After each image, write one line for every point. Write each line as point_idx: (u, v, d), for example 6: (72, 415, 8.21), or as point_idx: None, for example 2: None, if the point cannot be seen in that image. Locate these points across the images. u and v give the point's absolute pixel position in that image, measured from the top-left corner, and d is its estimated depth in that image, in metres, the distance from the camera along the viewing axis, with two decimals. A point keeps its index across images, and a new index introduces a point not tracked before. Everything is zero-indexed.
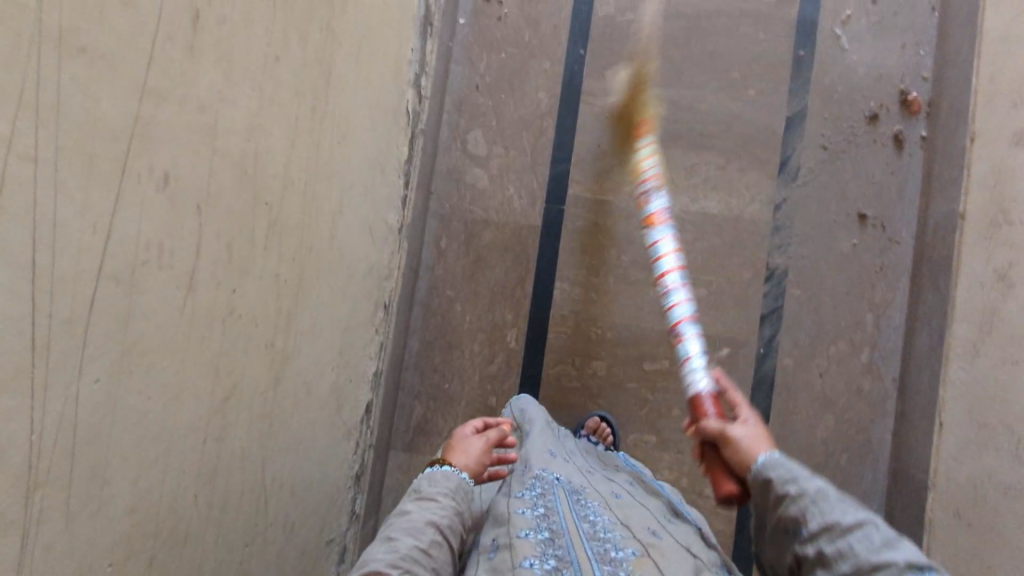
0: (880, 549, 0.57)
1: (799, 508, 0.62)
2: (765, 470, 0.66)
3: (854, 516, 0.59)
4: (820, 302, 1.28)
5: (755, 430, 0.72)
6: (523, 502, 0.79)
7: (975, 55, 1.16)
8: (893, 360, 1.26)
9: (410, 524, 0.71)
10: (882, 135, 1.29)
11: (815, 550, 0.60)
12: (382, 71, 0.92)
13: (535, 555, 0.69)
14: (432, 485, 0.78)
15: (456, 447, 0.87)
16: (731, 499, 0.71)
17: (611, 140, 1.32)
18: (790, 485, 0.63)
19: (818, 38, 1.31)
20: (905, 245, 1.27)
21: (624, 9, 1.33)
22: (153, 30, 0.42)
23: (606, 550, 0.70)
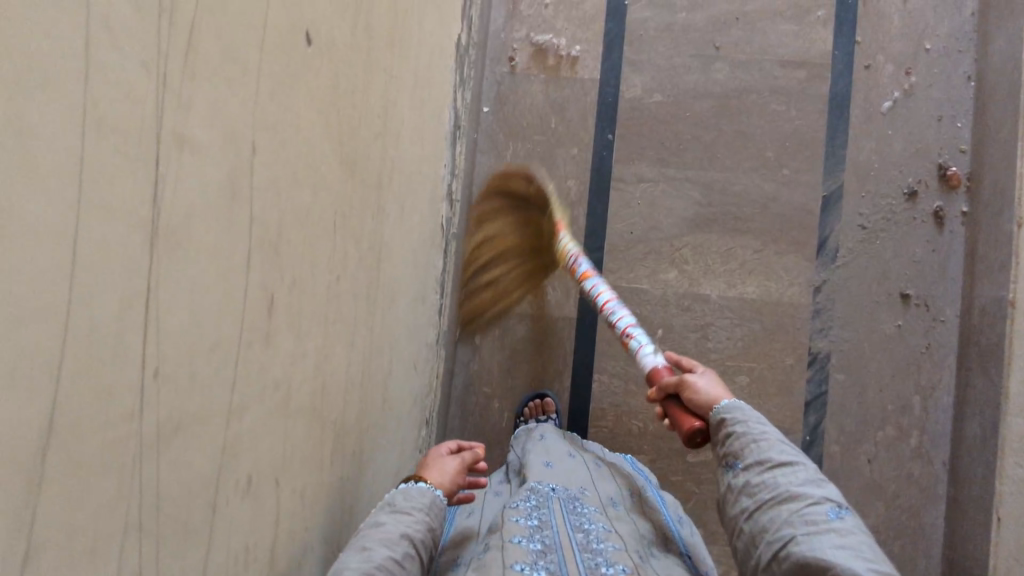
0: (805, 483, 0.66)
1: (743, 445, 0.70)
2: (723, 413, 0.73)
3: (788, 456, 0.69)
4: (865, 385, 1.26)
5: (713, 378, 0.79)
6: (518, 512, 0.81)
7: (1020, 135, 1.13)
8: (942, 444, 1.24)
9: (383, 536, 0.64)
10: (922, 213, 1.25)
11: (745, 481, 0.69)
12: (422, 207, 0.90)
13: (526, 561, 0.71)
14: (404, 497, 0.71)
15: (430, 466, 0.77)
16: (695, 438, 0.75)
17: (645, 227, 1.29)
18: (737, 424, 0.72)
19: (853, 113, 1.28)
20: (950, 325, 1.25)
21: (652, 91, 1.30)
22: (236, 350, 0.39)
23: (597, 564, 0.71)
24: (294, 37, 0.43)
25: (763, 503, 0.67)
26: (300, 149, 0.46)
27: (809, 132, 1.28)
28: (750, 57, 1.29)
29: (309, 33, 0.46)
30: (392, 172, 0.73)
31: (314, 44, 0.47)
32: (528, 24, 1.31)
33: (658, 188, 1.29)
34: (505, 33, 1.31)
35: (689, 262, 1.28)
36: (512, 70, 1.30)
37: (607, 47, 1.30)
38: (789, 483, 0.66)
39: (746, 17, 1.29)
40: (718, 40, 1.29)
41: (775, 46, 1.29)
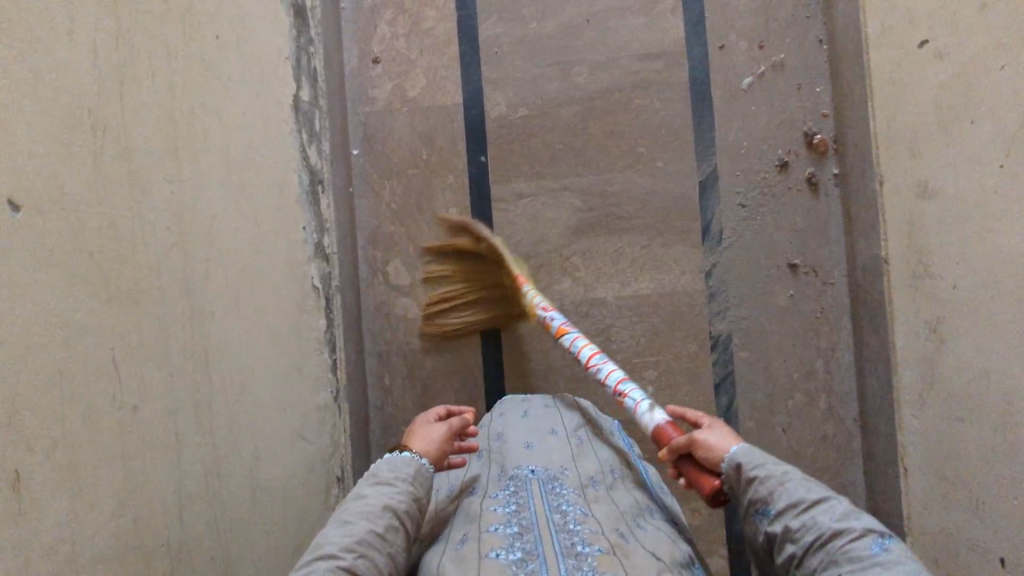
0: (842, 518, 0.62)
1: (770, 487, 0.66)
2: (737, 460, 0.71)
3: (818, 492, 0.65)
4: (769, 358, 1.28)
5: (722, 431, 0.76)
6: (497, 502, 0.79)
7: (869, 98, 1.15)
8: (851, 402, 1.26)
9: (366, 508, 0.69)
10: (796, 181, 1.28)
11: (783, 527, 0.64)
12: (274, 282, 0.90)
13: (502, 546, 0.70)
14: (389, 469, 0.75)
15: (419, 433, 0.84)
16: (718, 496, 0.74)
17: (532, 242, 1.29)
18: (758, 469, 0.68)
19: (715, 95, 1.29)
20: (840, 286, 1.27)
21: (516, 106, 1.30)
22: None
23: (572, 545, 0.69)
24: None
25: (807, 546, 0.62)
26: (22, 318, 0.47)
27: (675, 121, 1.29)
28: (606, 57, 1.30)
29: (15, 200, 0.47)
30: (211, 270, 0.73)
31: (26, 209, 0.48)
32: (383, 61, 1.30)
33: (538, 202, 1.29)
34: (362, 73, 1.30)
35: (580, 269, 1.29)
36: (375, 108, 1.30)
37: (465, 69, 1.30)
38: (827, 521, 0.62)
39: (595, 18, 1.30)
40: (573, 45, 1.30)
41: (629, 41, 1.30)
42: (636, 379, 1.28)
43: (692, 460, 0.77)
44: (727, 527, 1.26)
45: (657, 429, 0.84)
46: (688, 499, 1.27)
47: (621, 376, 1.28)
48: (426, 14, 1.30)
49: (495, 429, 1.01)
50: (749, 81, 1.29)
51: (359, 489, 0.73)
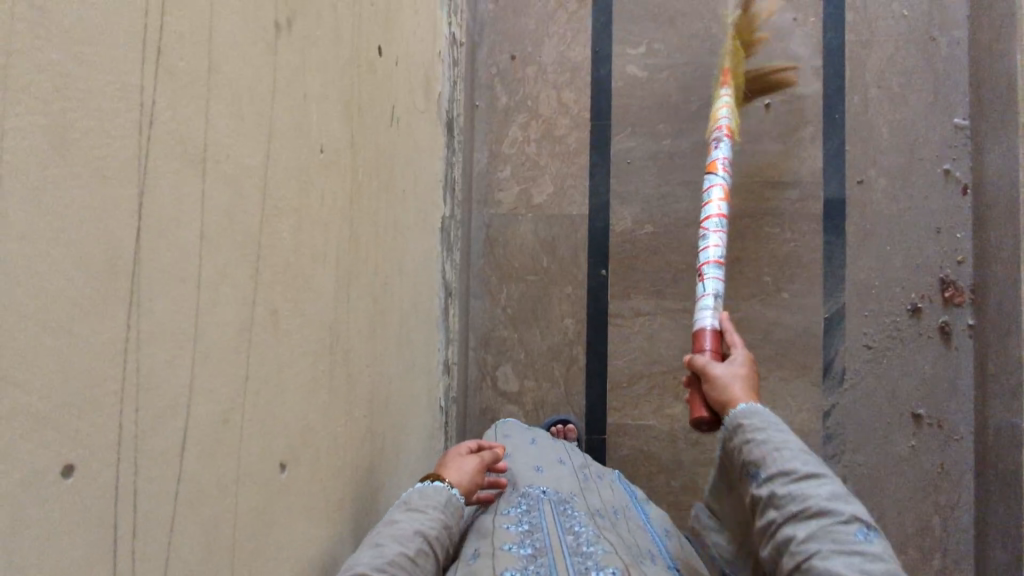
0: (830, 499, 0.61)
1: (766, 454, 0.66)
2: (739, 418, 0.69)
3: (812, 466, 0.64)
4: (883, 508, 1.23)
5: (739, 371, 0.74)
6: (508, 518, 0.77)
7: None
8: (966, 565, 1.21)
9: (394, 530, 0.63)
10: (928, 328, 1.23)
11: (769, 494, 0.64)
12: (420, 418, 0.89)
13: (517, 566, 0.67)
14: (420, 497, 0.69)
15: (451, 463, 0.75)
16: (703, 425, 0.75)
17: (646, 361, 1.27)
18: (758, 432, 0.67)
19: (849, 230, 1.26)
20: (966, 441, 1.22)
21: (643, 222, 1.28)
22: None
23: (586, 568, 0.66)
24: (270, 493, 0.42)
25: (790, 514, 0.62)
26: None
27: (805, 253, 1.26)
28: (739, 180, 1.27)
29: (283, 459, 0.45)
30: (384, 435, 0.72)
31: (289, 464, 0.46)
32: (512, 164, 1.30)
33: (656, 321, 1.27)
34: (490, 174, 1.30)
35: None
36: (499, 211, 1.29)
37: (594, 180, 1.29)
38: (815, 496, 0.61)
39: (732, 140, 1.28)
40: (706, 165, 1.28)
41: (764, 167, 1.27)
42: None
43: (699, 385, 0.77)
44: None
45: (701, 332, 0.85)
46: None
47: None
48: (559, 119, 1.30)
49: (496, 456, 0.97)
50: (949, 165, 1.25)
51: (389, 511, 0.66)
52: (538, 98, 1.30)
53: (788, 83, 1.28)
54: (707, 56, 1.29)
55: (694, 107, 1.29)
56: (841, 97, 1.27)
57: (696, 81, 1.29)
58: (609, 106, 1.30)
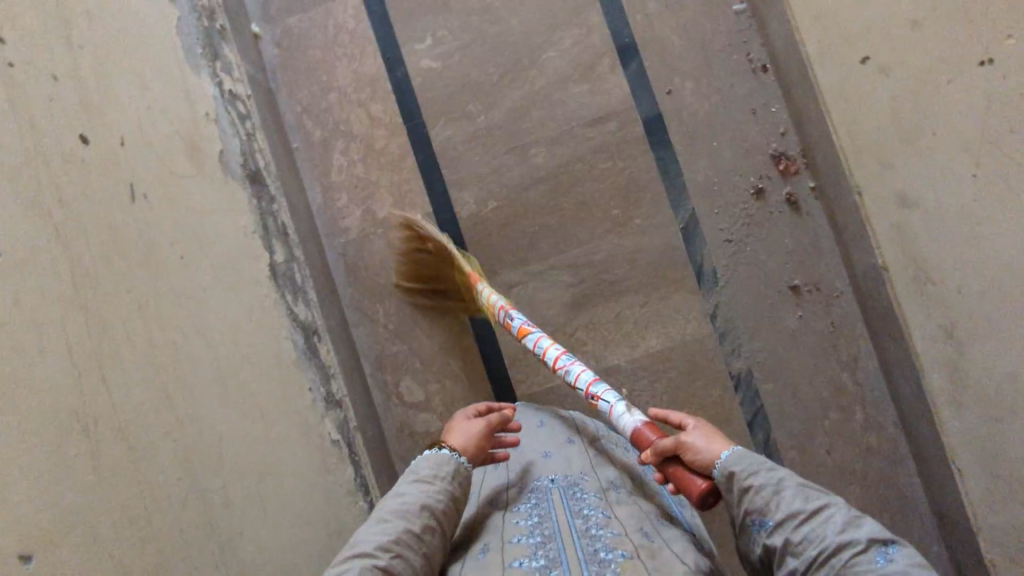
0: (842, 529, 0.61)
1: (766, 501, 0.66)
2: (728, 468, 0.70)
3: (816, 501, 0.64)
4: (795, 383, 1.27)
5: (707, 432, 0.75)
6: (519, 514, 0.81)
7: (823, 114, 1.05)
8: (887, 408, 1.24)
9: (403, 507, 0.73)
10: (776, 204, 1.27)
11: (782, 539, 0.64)
12: (295, 460, 0.91)
13: (525, 555, 0.72)
14: (430, 466, 0.79)
15: (457, 429, 0.87)
16: (708, 497, 0.72)
17: (533, 327, 1.29)
18: (752, 475, 0.68)
19: (674, 141, 1.30)
20: (847, 296, 1.25)
21: (485, 200, 1.31)
22: None
23: (595, 551, 0.70)
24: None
25: (810, 560, 0.61)
26: None
27: (642, 176, 1.30)
28: (559, 131, 1.31)
29: (24, 553, 0.54)
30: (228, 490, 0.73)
31: (36, 553, 0.55)
32: (346, 190, 1.32)
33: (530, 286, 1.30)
34: (331, 206, 1.32)
35: (586, 341, 1.29)
36: (350, 238, 1.32)
37: (427, 178, 1.32)
38: (828, 532, 0.61)
39: (539, 95, 1.31)
40: (524, 128, 1.31)
41: (577, 110, 1.31)
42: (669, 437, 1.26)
43: (677, 463, 0.75)
44: None
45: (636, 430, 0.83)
46: None
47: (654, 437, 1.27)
48: (376, 134, 1.33)
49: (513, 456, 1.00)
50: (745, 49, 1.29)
51: (406, 483, 0.76)
52: (349, 121, 1.33)
53: (573, 24, 1.31)
54: (489, 27, 1.32)
55: (495, 78, 1.31)
56: (624, 21, 1.31)
57: (488, 53, 1.32)
58: (417, 104, 1.33)
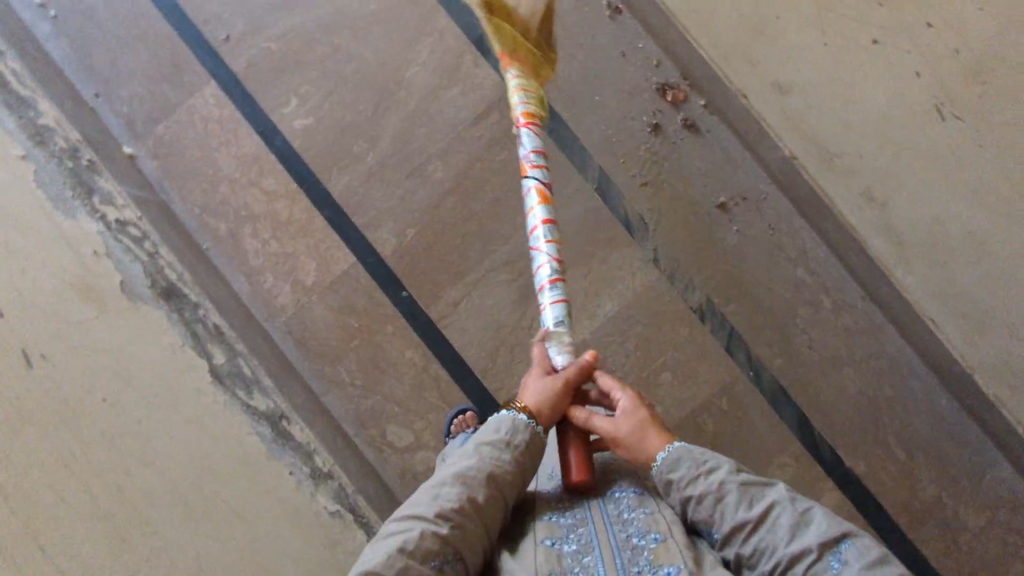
0: (793, 535, 0.70)
1: (710, 509, 0.74)
2: (666, 476, 0.77)
3: (760, 507, 0.72)
4: (758, 293, 1.26)
5: (630, 419, 0.83)
6: (550, 497, 0.82)
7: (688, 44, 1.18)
8: (850, 284, 1.24)
9: (462, 472, 0.74)
10: (676, 133, 1.27)
11: (735, 552, 0.72)
12: None
13: (557, 535, 0.74)
14: (501, 428, 0.79)
15: (530, 388, 0.86)
16: (578, 488, 0.81)
17: (492, 333, 1.29)
18: (694, 487, 0.75)
19: (559, 109, 1.29)
20: (774, 194, 1.25)
21: (403, 231, 1.30)
22: None
23: (629, 537, 0.73)
24: None
25: (764, 568, 0.70)
26: None
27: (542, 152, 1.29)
28: (448, 140, 1.30)
29: None
30: None
31: None
32: (268, 269, 1.31)
33: (475, 296, 1.29)
34: (258, 289, 1.30)
35: (545, 328, 1.27)
36: (288, 313, 1.30)
37: (341, 230, 1.31)
38: (779, 542, 0.70)
39: (417, 113, 1.31)
40: (414, 149, 1.31)
41: (457, 114, 1.30)
42: (658, 389, 1.25)
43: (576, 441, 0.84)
44: (820, 462, 1.23)
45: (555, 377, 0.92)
46: (772, 461, 1.23)
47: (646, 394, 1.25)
48: (277, 206, 1.32)
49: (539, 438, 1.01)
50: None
51: (482, 446, 0.77)
52: (247, 203, 1.32)
53: (424, 36, 1.31)
54: (346, 66, 1.32)
55: (369, 112, 1.31)
56: (470, 14, 1.31)
57: (355, 91, 1.31)
58: (305, 164, 1.32)
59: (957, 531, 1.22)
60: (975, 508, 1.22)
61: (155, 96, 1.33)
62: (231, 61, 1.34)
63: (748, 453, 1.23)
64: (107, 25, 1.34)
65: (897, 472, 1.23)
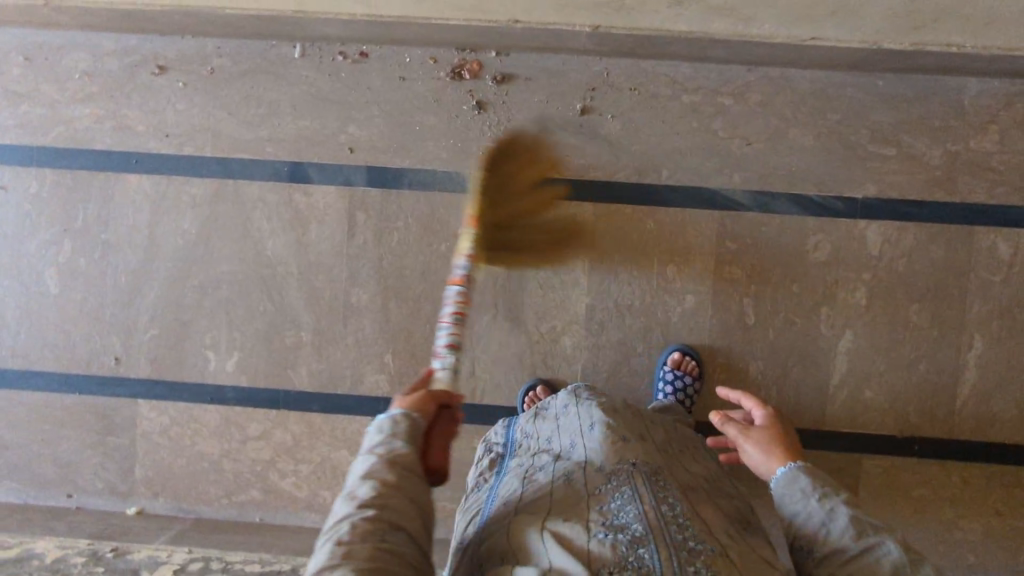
0: (889, 575, 0.64)
1: (815, 532, 0.70)
2: (780, 486, 0.75)
3: (870, 537, 0.67)
4: (673, 143, 1.24)
5: (771, 446, 0.79)
6: (603, 487, 0.73)
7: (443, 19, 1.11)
8: (731, 71, 1.23)
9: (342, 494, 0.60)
10: (499, 93, 1.24)
11: (824, 571, 0.68)
12: None
13: (612, 528, 0.66)
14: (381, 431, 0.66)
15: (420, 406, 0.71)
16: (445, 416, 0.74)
17: (517, 367, 1.28)
18: (804, 501, 0.72)
19: (399, 162, 1.27)
20: (611, 63, 1.23)
21: (381, 362, 1.29)
22: None
23: (685, 540, 0.65)
24: None
25: None
26: None
27: (418, 204, 1.27)
28: (344, 266, 1.28)
29: None
30: None
31: None
32: (317, 487, 1.31)
33: (478, 354, 1.28)
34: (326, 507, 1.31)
35: (554, 324, 1.27)
36: None
37: (338, 407, 1.30)
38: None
39: (303, 271, 1.29)
40: (328, 297, 1.29)
41: (331, 241, 1.28)
42: (673, 284, 1.25)
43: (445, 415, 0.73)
44: (838, 216, 1.23)
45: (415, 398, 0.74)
46: (804, 250, 1.24)
47: (668, 297, 1.25)
48: (277, 439, 1.31)
49: (575, 428, 0.86)
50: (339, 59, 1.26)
51: (381, 423, 0.66)
52: (254, 458, 1.31)
53: (248, 211, 1.29)
54: (220, 291, 1.30)
55: (270, 305, 1.29)
56: (266, 161, 1.28)
57: (245, 301, 1.30)
58: (265, 388, 1.30)
59: (985, 161, 1.21)
60: (981, 134, 1.21)
61: (112, 452, 1.33)
62: (135, 373, 1.32)
63: (781, 262, 1.24)
64: (28, 440, 1.33)
65: (900, 164, 1.22)
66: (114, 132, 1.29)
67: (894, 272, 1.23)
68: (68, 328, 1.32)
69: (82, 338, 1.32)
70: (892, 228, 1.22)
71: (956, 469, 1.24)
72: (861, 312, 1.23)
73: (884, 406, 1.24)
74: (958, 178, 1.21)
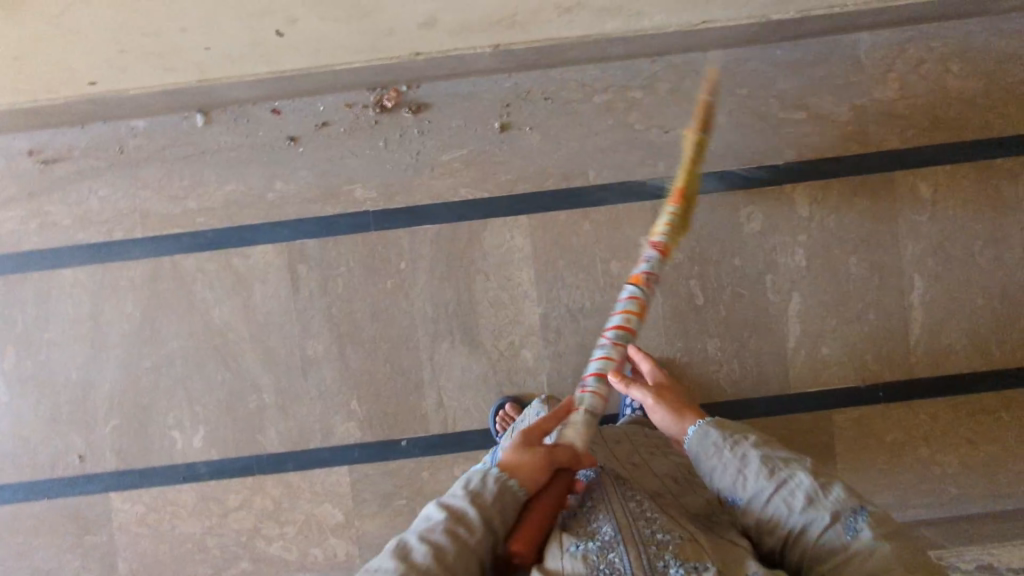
0: (807, 502, 0.71)
1: (734, 478, 0.77)
2: (695, 446, 0.82)
3: (782, 471, 0.74)
4: (595, 143, 1.26)
5: (676, 404, 0.92)
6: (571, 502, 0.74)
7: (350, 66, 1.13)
8: (637, 65, 1.26)
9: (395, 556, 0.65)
10: (418, 125, 1.26)
11: (755, 517, 0.74)
12: None
13: (582, 538, 0.65)
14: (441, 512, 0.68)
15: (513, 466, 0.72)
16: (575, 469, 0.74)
17: (484, 388, 1.28)
18: (718, 454, 0.79)
19: (331, 209, 1.27)
20: (521, 78, 1.26)
21: (348, 409, 1.28)
22: None
23: (652, 533, 0.66)
24: None
25: (785, 537, 0.71)
26: None
27: (358, 246, 1.27)
28: (295, 321, 1.28)
29: None
30: None
31: None
32: (307, 546, 1.29)
33: (444, 382, 1.28)
34: (318, 564, 1.29)
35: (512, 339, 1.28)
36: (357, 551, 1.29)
37: (313, 462, 1.29)
38: (795, 507, 0.71)
39: (255, 333, 1.28)
40: (285, 354, 1.28)
41: (278, 298, 1.28)
42: (620, 279, 1.27)
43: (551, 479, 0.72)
44: (765, 186, 1.26)
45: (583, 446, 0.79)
46: (738, 224, 1.26)
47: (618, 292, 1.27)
48: (258, 505, 1.29)
49: None
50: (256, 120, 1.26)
51: (433, 510, 0.68)
52: (238, 529, 1.29)
53: (190, 284, 1.28)
54: (175, 368, 1.28)
55: (228, 373, 1.28)
56: (200, 231, 1.28)
57: (202, 374, 1.28)
58: (237, 457, 1.29)
59: (892, 110, 1.26)
60: (883, 84, 1.26)
61: (92, 551, 1.29)
62: (103, 466, 1.29)
63: (718, 239, 1.27)
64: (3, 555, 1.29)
65: (813, 125, 1.26)
66: (42, 230, 1.28)
67: (828, 229, 1.26)
68: (28, 434, 1.29)
69: (43, 441, 1.29)
70: (818, 187, 1.26)
71: (923, 407, 1.27)
72: (804, 273, 1.26)
73: (843, 359, 1.27)
74: (870, 129, 1.26)
